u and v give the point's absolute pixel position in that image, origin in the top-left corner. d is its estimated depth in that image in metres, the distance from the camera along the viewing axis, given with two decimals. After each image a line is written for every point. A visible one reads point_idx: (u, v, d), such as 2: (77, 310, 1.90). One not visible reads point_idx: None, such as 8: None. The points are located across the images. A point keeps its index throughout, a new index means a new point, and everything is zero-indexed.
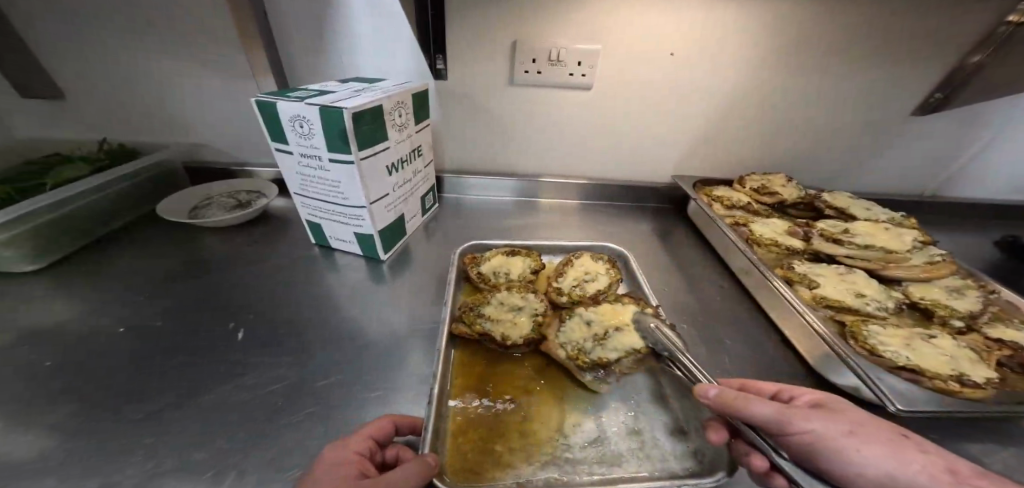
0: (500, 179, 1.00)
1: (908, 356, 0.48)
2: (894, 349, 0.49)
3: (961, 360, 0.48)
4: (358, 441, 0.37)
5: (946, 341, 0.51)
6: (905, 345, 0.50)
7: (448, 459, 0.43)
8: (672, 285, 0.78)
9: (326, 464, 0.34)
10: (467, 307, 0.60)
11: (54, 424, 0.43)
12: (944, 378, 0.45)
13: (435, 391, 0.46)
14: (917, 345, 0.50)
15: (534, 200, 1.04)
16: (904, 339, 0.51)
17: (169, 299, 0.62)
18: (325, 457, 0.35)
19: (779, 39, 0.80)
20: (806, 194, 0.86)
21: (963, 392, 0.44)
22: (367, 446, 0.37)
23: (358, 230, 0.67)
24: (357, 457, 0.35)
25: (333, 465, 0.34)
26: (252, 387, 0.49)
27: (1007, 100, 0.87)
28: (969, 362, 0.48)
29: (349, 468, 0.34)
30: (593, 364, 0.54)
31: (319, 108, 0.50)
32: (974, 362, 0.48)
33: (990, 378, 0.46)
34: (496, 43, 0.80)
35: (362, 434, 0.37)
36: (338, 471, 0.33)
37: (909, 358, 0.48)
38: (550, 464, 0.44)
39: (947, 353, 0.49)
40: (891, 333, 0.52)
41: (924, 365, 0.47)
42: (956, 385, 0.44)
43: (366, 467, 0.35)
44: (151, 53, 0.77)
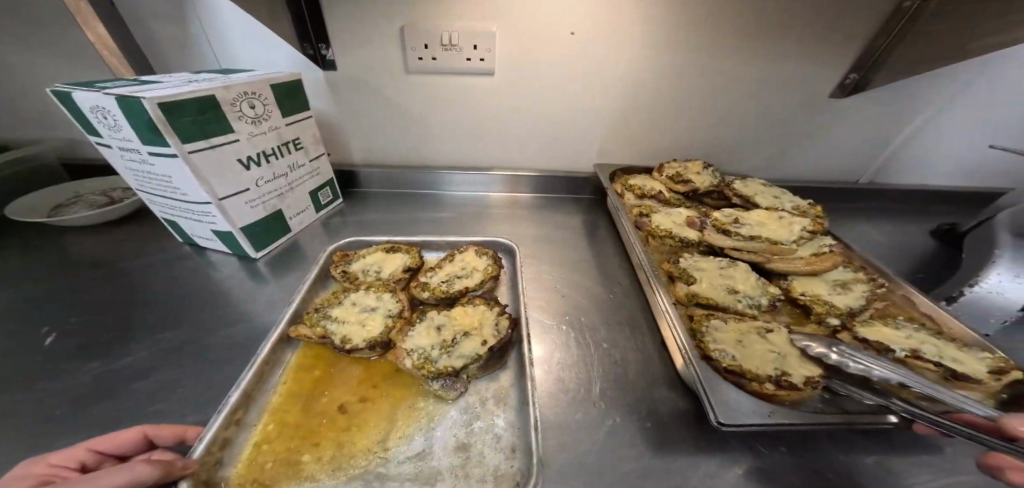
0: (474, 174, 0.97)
1: (733, 354, 0.46)
2: (722, 348, 0.47)
3: (789, 358, 0.46)
4: (73, 449, 0.35)
5: (781, 336, 0.49)
6: (737, 343, 0.48)
7: (236, 471, 0.39)
8: (567, 282, 0.74)
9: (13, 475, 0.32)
10: (316, 307, 0.56)
11: None
12: (761, 380, 0.43)
13: (231, 399, 0.42)
14: (748, 342, 0.48)
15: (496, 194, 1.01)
16: (739, 337, 0.48)
17: (10, 306, 0.60)
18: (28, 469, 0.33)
19: (681, 17, 0.75)
20: (718, 181, 0.81)
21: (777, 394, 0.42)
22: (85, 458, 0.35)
23: (215, 228, 0.63)
24: (60, 470, 0.34)
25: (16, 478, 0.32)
26: (55, 398, 0.47)
27: (935, 80, 0.81)
28: (797, 360, 0.45)
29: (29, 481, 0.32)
30: (436, 374, 0.49)
31: (116, 97, 0.46)
32: (804, 358, 0.46)
33: (812, 377, 0.43)
34: (384, 27, 0.75)
35: (80, 445, 0.35)
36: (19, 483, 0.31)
37: (733, 357, 0.45)
38: (355, 479, 0.40)
39: (777, 349, 0.47)
40: (728, 331, 0.49)
41: (747, 365, 0.44)
42: (772, 387, 0.42)
43: (63, 476, 0.33)
44: (7, 44, 0.72)
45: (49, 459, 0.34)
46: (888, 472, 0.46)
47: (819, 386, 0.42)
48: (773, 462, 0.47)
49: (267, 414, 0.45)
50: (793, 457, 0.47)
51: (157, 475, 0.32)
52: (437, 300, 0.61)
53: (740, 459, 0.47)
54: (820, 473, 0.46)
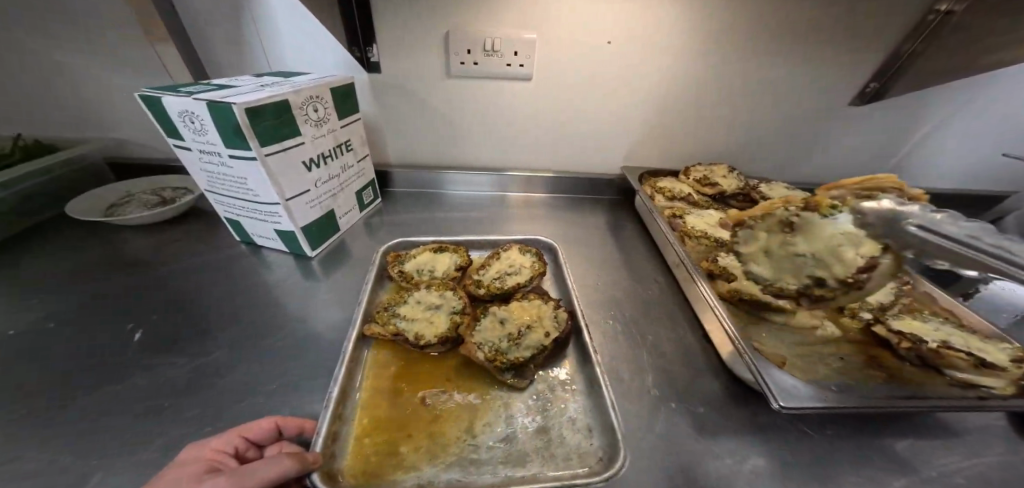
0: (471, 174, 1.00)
1: (763, 272, 0.55)
2: (753, 268, 0.55)
3: (823, 259, 0.50)
4: (226, 437, 0.39)
5: (818, 227, 0.50)
6: (766, 257, 0.54)
7: (346, 463, 0.43)
8: (607, 280, 0.78)
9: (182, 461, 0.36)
10: (384, 306, 0.60)
11: None
12: (792, 289, 0.53)
13: (333, 395, 0.46)
14: (778, 248, 0.53)
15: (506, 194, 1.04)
16: (772, 247, 0.54)
17: (76, 301, 0.61)
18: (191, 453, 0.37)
19: (715, 28, 0.79)
20: (744, 185, 0.86)
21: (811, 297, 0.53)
22: (236, 443, 0.39)
23: (278, 228, 0.66)
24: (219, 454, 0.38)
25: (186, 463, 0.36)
26: (142, 389, 0.48)
27: (945, 92, 0.87)
28: (831, 259, 0.50)
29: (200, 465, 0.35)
30: (509, 365, 0.53)
31: (207, 103, 0.48)
32: (839, 253, 0.49)
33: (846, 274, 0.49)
34: (431, 34, 0.78)
35: (232, 432, 0.39)
36: (191, 466, 0.35)
37: (765, 276, 0.54)
38: (453, 465, 0.44)
39: (809, 253, 0.51)
40: (763, 241, 0.55)
41: (778, 280, 0.54)
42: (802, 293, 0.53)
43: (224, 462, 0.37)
44: (59, 45, 0.73)
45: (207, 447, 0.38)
46: (920, 452, 0.51)
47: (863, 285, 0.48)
48: (821, 445, 0.51)
49: (360, 408, 0.49)
50: (836, 440, 0.52)
51: (293, 468, 0.36)
52: (492, 296, 0.64)
53: (789, 442, 0.51)
54: (861, 454, 0.50)
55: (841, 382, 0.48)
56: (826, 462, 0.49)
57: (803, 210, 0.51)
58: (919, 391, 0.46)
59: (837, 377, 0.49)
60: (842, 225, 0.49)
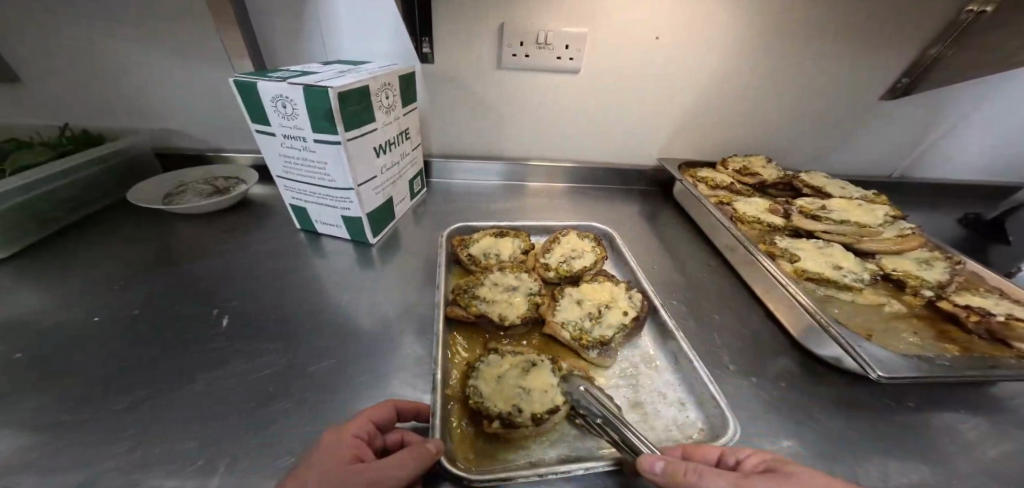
0: (484, 165, 1.00)
1: (483, 390, 0.47)
2: (476, 386, 0.47)
3: (532, 394, 0.46)
4: (358, 422, 0.36)
5: (543, 372, 0.49)
6: (493, 380, 0.48)
7: (457, 445, 0.43)
8: (661, 264, 0.80)
9: (323, 446, 0.34)
10: (460, 289, 0.60)
11: (31, 420, 0.41)
12: (494, 414, 0.44)
13: (437, 378, 0.45)
14: (507, 378, 0.48)
15: (523, 185, 1.05)
16: (501, 373, 0.49)
17: (148, 289, 0.59)
18: (325, 440, 0.34)
19: (761, 25, 0.81)
20: (784, 174, 0.89)
21: (499, 426, 0.43)
22: (367, 428, 0.36)
23: (346, 214, 0.65)
24: (354, 439, 0.35)
25: (328, 448, 0.33)
26: (242, 375, 0.47)
27: (970, 86, 0.92)
28: (540, 396, 0.46)
29: (342, 452, 0.33)
30: (594, 343, 0.54)
31: (303, 87, 0.49)
32: (547, 394, 0.46)
33: (541, 415, 0.44)
34: (484, 25, 0.79)
35: (364, 417, 0.36)
36: (334, 454, 0.33)
37: (479, 395, 0.46)
38: (558, 442, 0.44)
39: (524, 386, 0.47)
40: (500, 369, 0.49)
41: (488, 402, 0.45)
42: (498, 421, 0.43)
43: (363, 450, 0.34)
44: (113, 32, 0.71)
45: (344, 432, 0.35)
46: (1006, 420, 0.51)
47: (542, 423, 0.43)
48: (909, 415, 0.51)
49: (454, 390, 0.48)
50: (921, 411, 0.52)
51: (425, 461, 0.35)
52: (562, 278, 0.65)
53: (878, 413, 0.51)
54: (949, 423, 0.51)
55: (924, 353, 0.50)
56: (916, 429, 0.50)
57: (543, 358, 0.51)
58: (995, 361, 0.48)
59: (917, 349, 0.51)
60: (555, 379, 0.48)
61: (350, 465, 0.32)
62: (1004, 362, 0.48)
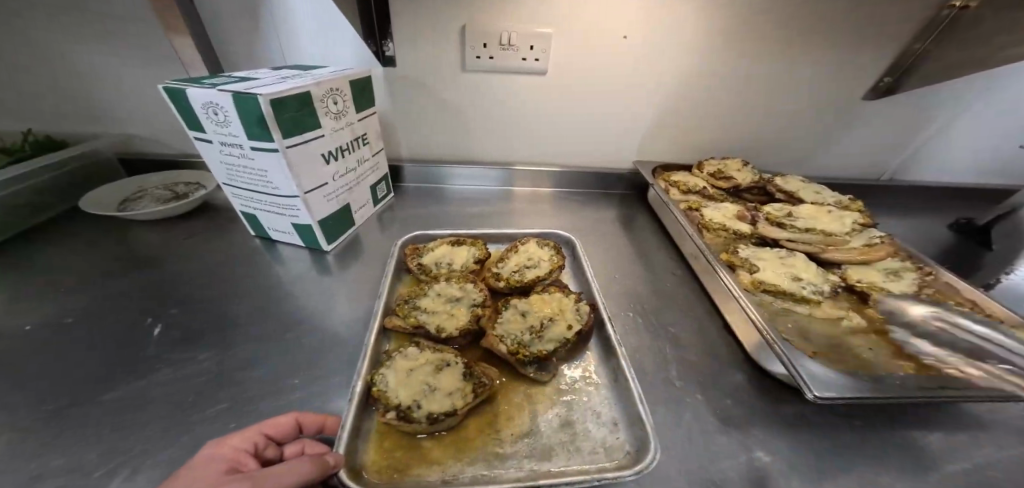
0: (483, 168, 0.99)
1: (390, 380, 0.48)
2: (385, 375, 0.48)
3: (437, 392, 0.47)
4: (248, 433, 0.37)
5: (455, 372, 0.50)
6: (404, 372, 0.49)
7: (370, 457, 0.42)
8: (625, 272, 0.78)
9: (203, 456, 0.34)
10: (404, 298, 0.59)
11: None
12: (392, 406, 0.45)
13: (356, 390, 0.45)
14: (418, 373, 0.49)
15: (511, 190, 1.03)
16: (414, 367, 0.49)
17: (92, 296, 0.60)
18: (206, 451, 0.34)
19: (731, 21, 0.78)
20: (759, 178, 0.86)
21: (393, 419, 0.44)
22: (257, 440, 0.37)
23: (295, 221, 0.65)
24: (239, 452, 0.35)
25: (207, 458, 0.33)
26: (165, 385, 0.47)
27: (962, 84, 0.87)
28: (444, 395, 0.47)
29: (220, 464, 0.33)
30: (532, 358, 0.53)
31: (232, 94, 0.48)
32: (451, 396, 0.47)
33: (436, 414, 0.45)
34: (447, 27, 0.77)
35: (254, 429, 0.37)
36: (210, 466, 0.33)
37: (385, 384, 0.47)
38: (478, 461, 0.43)
39: (432, 384, 0.48)
40: (417, 364, 0.50)
41: (390, 393, 0.46)
42: (393, 413, 0.44)
43: (244, 461, 0.34)
44: (72, 40, 0.72)
45: (232, 444, 0.36)
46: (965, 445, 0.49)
47: (433, 424, 0.44)
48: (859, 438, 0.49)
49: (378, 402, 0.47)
50: (872, 432, 0.50)
51: (315, 472, 0.34)
52: (513, 288, 0.64)
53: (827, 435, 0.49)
54: (902, 446, 0.48)
55: (873, 371, 0.48)
56: (860, 452, 0.47)
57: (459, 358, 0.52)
58: (949, 381, 0.45)
59: (867, 367, 0.49)
60: (464, 382, 0.49)
61: (220, 477, 0.31)
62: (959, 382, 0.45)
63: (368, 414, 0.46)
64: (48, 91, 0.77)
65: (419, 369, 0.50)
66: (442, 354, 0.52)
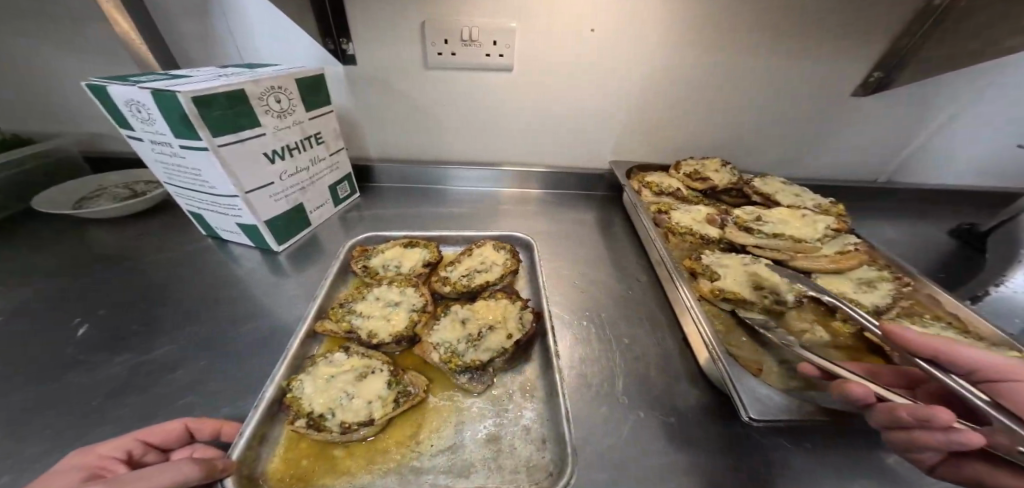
0: (482, 169, 0.97)
1: (308, 388, 0.45)
2: (303, 380, 0.46)
3: (355, 401, 0.45)
4: (123, 440, 0.35)
5: (379, 380, 0.48)
6: (324, 378, 0.47)
7: (273, 466, 0.40)
8: (588, 277, 0.74)
9: (63, 466, 0.32)
10: (341, 302, 0.57)
11: None
12: (303, 414, 0.43)
13: (265, 395, 0.43)
14: (339, 379, 0.47)
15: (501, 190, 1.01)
16: (336, 373, 0.47)
17: (34, 295, 0.60)
18: (71, 459, 0.32)
19: (703, 14, 0.74)
20: (736, 179, 0.81)
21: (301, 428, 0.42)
22: (133, 448, 0.35)
23: (240, 221, 0.64)
24: (107, 460, 0.33)
25: (68, 468, 0.32)
26: (80, 388, 0.46)
27: (963, 78, 0.80)
28: (361, 404, 0.45)
29: (81, 472, 0.31)
30: (464, 367, 0.50)
31: (151, 91, 0.47)
32: (369, 404, 0.45)
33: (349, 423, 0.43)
34: (406, 23, 0.75)
35: (130, 435, 0.35)
36: (69, 474, 0.31)
37: (301, 390, 0.45)
38: (390, 473, 0.41)
39: (352, 391, 0.46)
40: (338, 370, 0.48)
41: (304, 400, 0.44)
42: (302, 422, 0.42)
43: (112, 470, 0.33)
44: (33, 43, 0.73)
45: (101, 451, 0.34)
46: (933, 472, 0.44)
47: (343, 433, 0.41)
48: (814, 463, 0.45)
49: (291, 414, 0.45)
50: (834, 459, 0.45)
51: (200, 473, 0.32)
52: (459, 294, 0.61)
53: (775, 459, 0.45)
54: (861, 471, 0.44)
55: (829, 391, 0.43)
56: (817, 481, 0.43)
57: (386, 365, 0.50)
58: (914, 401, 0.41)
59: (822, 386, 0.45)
60: (386, 391, 0.47)
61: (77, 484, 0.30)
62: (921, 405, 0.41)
63: (280, 420, 0.44)
64: (14, 92, 0.78)
65: (341, 375, 0.47)
66: (369, 360, 0.50)
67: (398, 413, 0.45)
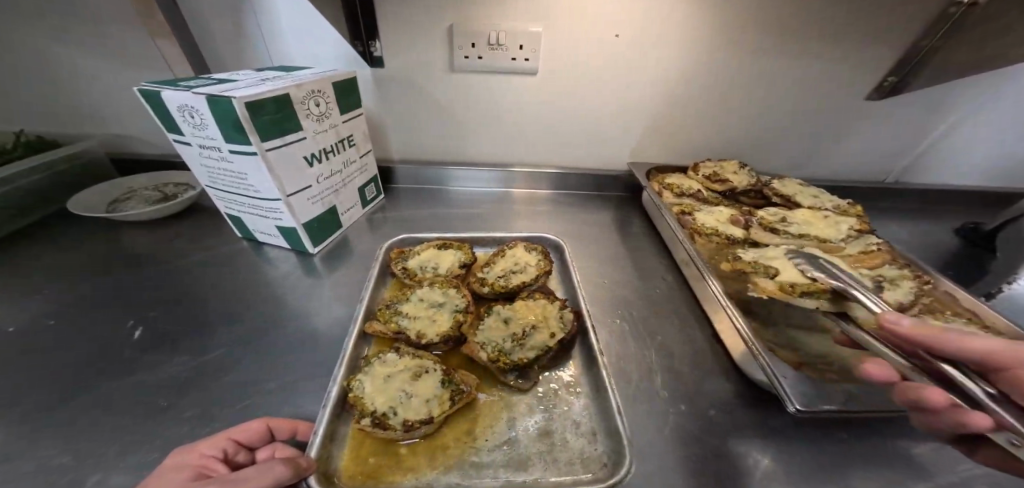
0: (480, 170, 0.98)
1: (367, 387, 0.47)
2: (362, 379, 0.48)
3: (413, 400, 0.47)
4: (215, 440, 0.37)
5: (432, 379, 0.49)
6: (381, 378, 0.48)
7: (343, 464, 0.42)
8: (615, 276, 0.76)
9: (168, 466, 0.34)
10: (386, 303, 0.58)
11: None
12: (366, 413, 0.45)
13: (330, 396, 0.45)
14: (395, 379, 0.48)
15: (511, 191, 1.02)
16: (391, 373, 0.49)
17: (77, 296, 0.60)
18: (174, 459, 0.35)
19: (724, 21, 0.76)
20: (755, 181, 0.84)
21: (366, 427, 0.43)
22: (224, 446, 0.37)
23: (279, 224, 0.65)
24: (205, 459, 0.35)
25: (173, 468, 0.34)
26: (141, 389, 0.47)
27: (970, 83, 0.83)
28: (419, 403, 0.46)
29: (186, 470, 0.33)
30: (513, 366, 0.52)
31: (206, 97, 0.48)
32: (427, 403, 0.47)
33: (411, 421, 0.44)
34: (434, 26, 0.76)
35: (220, 434, 0.37)
36: (176, 473, 0.33)
37: (361, 389, 0.47)
38: (452, 468, 0.43)
39: (409, 390, 0.47)
40: (394, 370, 0.49)
41: (366, 399, 0.46)
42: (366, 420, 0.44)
43: (211, 467, 0.35)
44: (60, 44, 0.73)
45: (199, 451, 0.36)
46: (957, 457, 0.47)
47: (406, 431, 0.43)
48: (848, 451, 0.47)
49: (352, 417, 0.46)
50: (866, 448, 0.48)
51: (287, 473, 0.34)
52: (497, 294, 0.63)
53: (813, 448, 0.48)
54: (892, 459, 0.47)
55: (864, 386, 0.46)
56: (853, 467, 0.46)
57: (437, 366, 0.51)
58: None
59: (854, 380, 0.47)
60: (439, 389, 0.48)
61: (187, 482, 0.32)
62: None
63: (344, 420, 0.45)
64: (39, 93, 0.78)
65: (398, 375, 0.49)
66: (421, 361, 0.51)
67: (455, 411, 0.47)
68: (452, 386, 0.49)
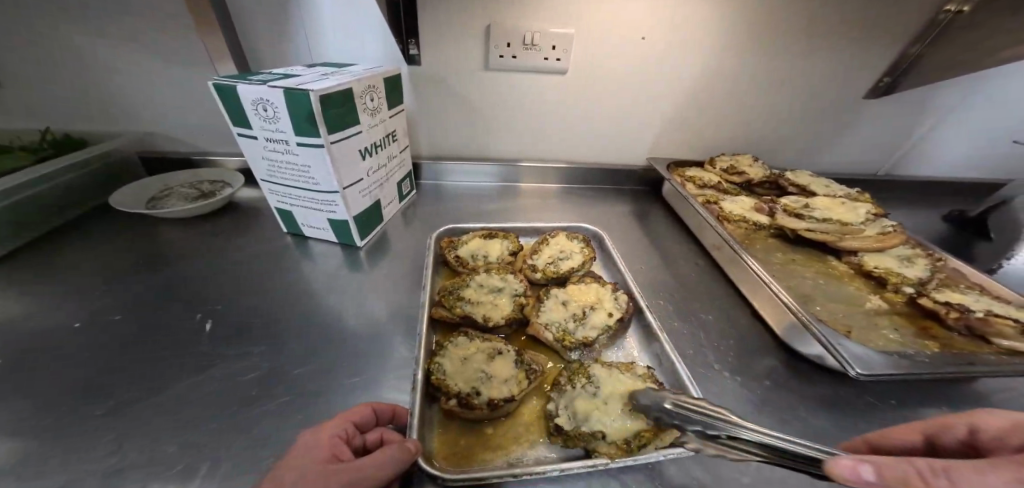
0: (484, 164, 1.00)
1: (447, 368, 0.49)
2: (441, 363, 0.49)
3: (493, 380, 0.48)
4: (336, 422, 0.38)
5: (507, 360, 0.51)
6: (459, 360, 0.50)
7: (435, 446, 0.43)
8: (648, 263, 0.80)
9: (299, 447, 0.35)
10: (447, 289, 0.60)
11: (19, 422, 0.42)
12: (452, 394, 0.46)
13: (417, 379, 0.45)
14: (472, 361, 0.50)
15: (514, 185, 1.05)
16: (467, 355, 0.51)
17: (133, 293, 0.60)
18: (304, 438, 0.36)
19: (742, 25, 0.82)
20: (770, 173, 0.90)
21: (456, 408, 0.45)
22: (345, 429, 0.38)
23: (332, 217, 0.66)
24: (332, 439, 0.36)
25: (304, 449, 0.35)
26: (225, 379, 0.48)
27: (953, 83, 0.92)
28: (500, 382, 0.48)
29: (319, 451, 0.35)
30: (578, 344, 0.54)
31: (283, 90, 0.49)
32: (508, 382, 0.48)
33: (496, 399, 0.46)
34: (470, 25, 0.78)
35: (341, 418, 0.38)
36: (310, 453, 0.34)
37: (443, 372, 0.48)
38: (540, 444, 0.44)
39: (488, 371, 0.49)
40: (471, 353, 0.51)
41: (449, 381, 0.47)
42: (454, 401, 0.45)
43: (338, 451, 0.36)
44: (102, 41, 0.73)
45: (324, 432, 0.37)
46: (982, 415, 0.53)
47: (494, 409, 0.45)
48: (887, 414, 0.52)
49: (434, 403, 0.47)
50: (903, 408, 0.53)
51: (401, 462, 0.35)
52: (549, 279, 0.66)
53: (856, 411, 0.53)
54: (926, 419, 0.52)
55: (903, 349, 0.51)
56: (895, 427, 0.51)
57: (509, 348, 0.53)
58: (971, 357, 0.49)
59: (893, 346, 0.52)
60: (516, 369, 0.50)
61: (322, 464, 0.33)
62: (982, 359, 0.49)
63: (430, 403, 0.47)
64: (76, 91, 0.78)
65: (475, 357, 0.51)
66: (493, 343, 0.53)
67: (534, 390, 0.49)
68: (526, 365, 0.51)
